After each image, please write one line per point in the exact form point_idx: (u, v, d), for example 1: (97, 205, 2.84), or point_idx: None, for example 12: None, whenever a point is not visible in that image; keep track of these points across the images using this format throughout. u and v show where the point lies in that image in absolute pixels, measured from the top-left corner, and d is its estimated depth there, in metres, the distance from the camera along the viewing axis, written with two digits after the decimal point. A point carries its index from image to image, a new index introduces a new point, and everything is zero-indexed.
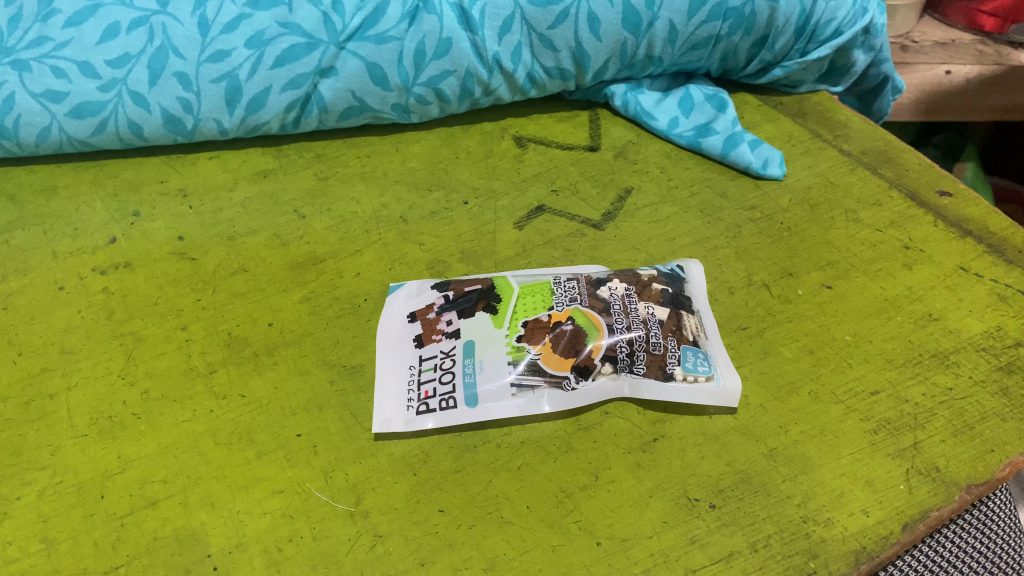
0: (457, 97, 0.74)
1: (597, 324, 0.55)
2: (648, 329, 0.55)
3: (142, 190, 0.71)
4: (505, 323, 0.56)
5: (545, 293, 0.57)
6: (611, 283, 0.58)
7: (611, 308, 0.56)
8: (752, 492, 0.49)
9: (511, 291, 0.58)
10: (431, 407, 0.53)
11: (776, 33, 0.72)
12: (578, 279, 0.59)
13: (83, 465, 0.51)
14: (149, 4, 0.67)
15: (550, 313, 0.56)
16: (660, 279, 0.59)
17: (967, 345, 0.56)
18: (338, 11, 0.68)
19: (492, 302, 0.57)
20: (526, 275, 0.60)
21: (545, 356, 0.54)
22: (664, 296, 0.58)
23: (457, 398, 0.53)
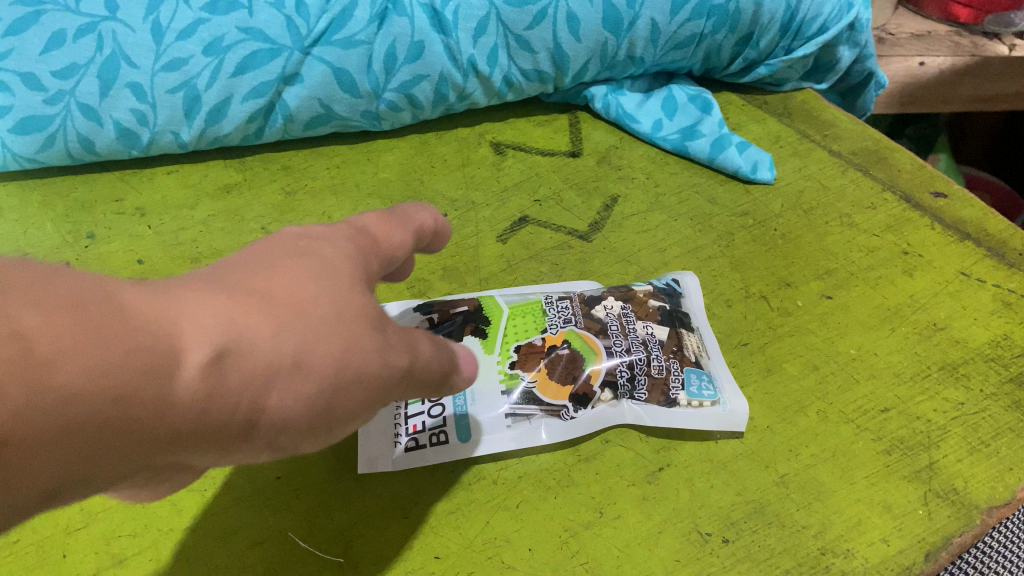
0: (430, 103, 0.70)
1: (596, 347, 0.52)
2: (649, 351, 0.52)
3: (96, 210, 0.66)
4: (496, 348, 0.52)
5: (536, 315, 0.54)
6: (606, 301, 0.55)
7: (608, 330, 0.53)
8: (766, 523, 0.46)
9: (502, 312, 0.54)
10: (420, 444, 0.49)
11: (760, 30, 0.70)
12: (570, 297, 0.55)
13: (41, 520, 0.47)
14: (97, 9, 0.62)
15: (543, 337, 0.52)
16: (657, 296, 0.56)
17: (976, 355, 0.54)
18: (302, 14, 0.64)
19: (480, 326, 0.53)
20: (514, 294, 0.57)
21: (542, 383, 0.50)
22: (664, 315, 0.55)
23: (449, 432, 0.49)
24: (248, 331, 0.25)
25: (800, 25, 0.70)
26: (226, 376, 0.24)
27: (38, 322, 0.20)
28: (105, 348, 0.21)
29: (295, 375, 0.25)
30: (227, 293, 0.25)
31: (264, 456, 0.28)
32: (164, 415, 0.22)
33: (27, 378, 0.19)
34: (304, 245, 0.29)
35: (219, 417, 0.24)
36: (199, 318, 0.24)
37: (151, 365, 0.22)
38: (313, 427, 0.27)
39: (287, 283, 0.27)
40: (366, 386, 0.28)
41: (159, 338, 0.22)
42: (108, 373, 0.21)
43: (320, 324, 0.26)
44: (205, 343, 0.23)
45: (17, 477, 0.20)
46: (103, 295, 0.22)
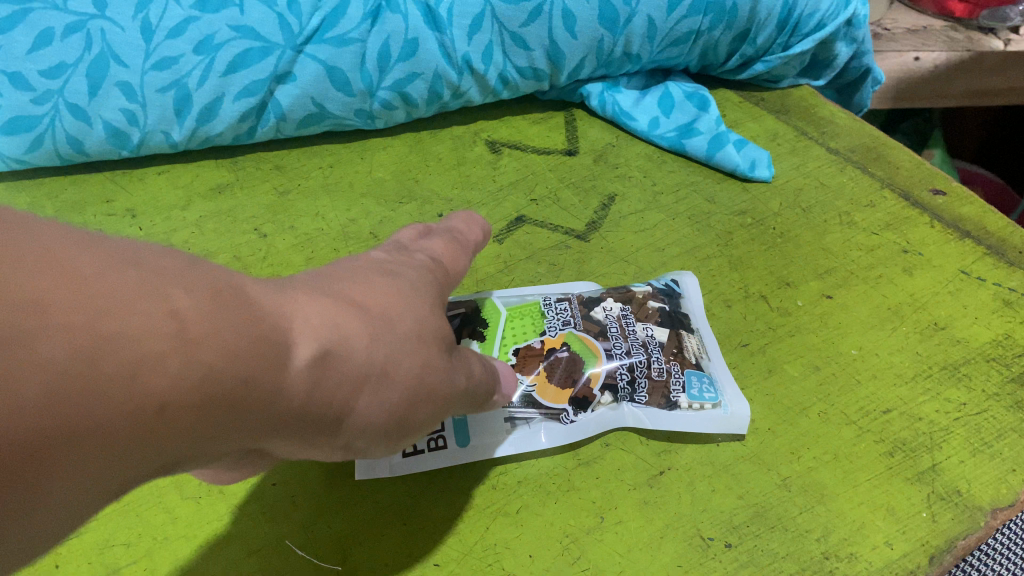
0: (425, 101, 0.69)
1: (596, 350, 0.51)
2: (649, 354, 0.51)
3: (85, 211, 0.65)
4: (494, 351, 0.51)
5: (534, 318, 0.53)
6: (605, 302, 0.54)
7: (608, 332, 0.52)
8: (768, 527, 0.46)
9: (500, 315, 0.53)
10: (419, 448, 0.48)
11: (757, 27, 0.69)
12: (568, 298, 0.54)
13: None
14: (85, 7, 0.61)
15: (541, 339, 0.51)
16: (657, 297, 0.55)
17: (977, 355, 0.54)
18: (294, 12, 0.63)
19: (478, 328, 0.52)
20: (512, 297, 0.55)
21: (542, 387, 0.49)
22: (664, 317, 0.54)
23: (447, 437, 0.48)
24: (349, 334, 0.29)
25: (797, 21, 0.70)
26: (327, 370, 0.29)
27: (188, 305, 0.24)
28: (238, 334, 0.25)
29: (381, 379, 0.31)
30: (332, 301, 0.30)
31: (337, 447, 0.33)
32: (278, 398, 0.27)
33: (180, 356, 0.23)
34: (389, 269, 0.35)
35: (319, 404, 0.29)
36: (312, 322, 0.29)
37: (271, 353, 0.26)
38: (384, 426, 0.32)
39: (377, 300, 0.32)
40: (431, 398, 0.34)
41: (279, 331, 0.27)
42: (240, 358, 0.25)
43: (404, 337, 0.32)
44: (315, 343, 0.28)
45: (162, 443, 0.24)
46: (236, 290, 0.27)
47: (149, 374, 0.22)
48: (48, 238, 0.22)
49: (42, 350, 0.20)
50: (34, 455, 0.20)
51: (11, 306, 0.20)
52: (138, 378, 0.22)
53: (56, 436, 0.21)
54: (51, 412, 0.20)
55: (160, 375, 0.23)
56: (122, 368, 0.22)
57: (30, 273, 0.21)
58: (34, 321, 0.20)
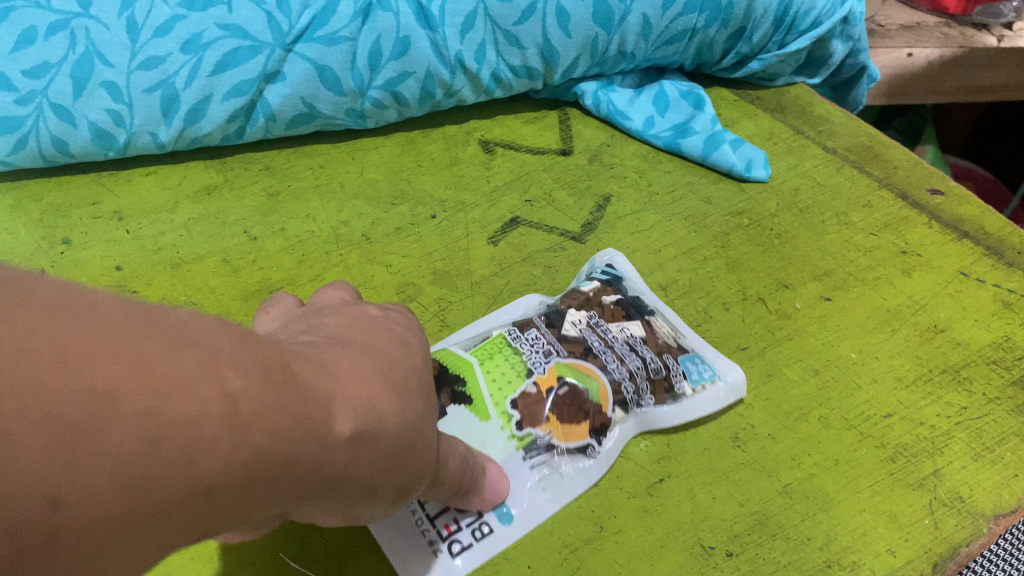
0: (417, 101, 0.68)
1: (589, 370, 0.50)
2: (638, 351, 0.51)
3: (71, 214, 0.63)
4: (490, 412, 0.48)
5: (510, 356, 0.51)
6: (572, 316, 0.53)
7: (592, 345, 0.51)
8: (770, 535, 0.45)
9: (471, 364, 0.50)
10: (465, 544, 0.45)
11: (753, 25, 0.69)
12: (532, 324, 0.53)
13: None
14: (69, 6, 0.60)
15: (534, 381, 0.49)
16: (611, 289, 0.55)
17: (978, 358, 0.53)
18: (282, 10, 0.62)
19: (458, 387, 0.49)
20: (472, 340, 0.53)
21: (557, 432, 0.48)
22: (626, 308, 0.54)
23: (489, 520, 0.45)
24: (380, 410, 0.30)
25: (794, 19, 0.69)
26: (363, 448, 0.29)
27: (241, 386, 0.24)
28: (287, 414, 0.25)
29: (400, 457, 0.31)
30: (364, 374, 0.30)
31: (343, 513, 0.33)
32: (319, 475, 0.27)
33: (231, 437, 0.23)
34: (381, 328, 0.34)
35: (352, 480, 0.29)
36: (350, 400, 0.28)
37: (316, 434, 0.26)
38: (392, 498, 0.33)
39: (397, 372, 0.32)
40: (430, 472, 0.35)
41: (323, 412, 0.27)
42: (287, 439, 0.25)
43: (418, 413, 0.32)
44: (353, 424, 0.28)
45: (203, 522, 0.23)
46: (283, 367, 0.26)
47: (204, 458, 0.22)
48: (111, 317, 0.22)
49: (108, 440, 0.20)
50: (90, 545, 0.20)
51: (81, 395, 0.20)
52: (194, 463, 0.22)
53: (112, 527, 0.21)
54: (110, 502, 0.20)
55: (213, 457, 0.22)
56: (181, 453, 0.22)
57: (96, 356, 0.20)
58: (103, 409, 0.20)
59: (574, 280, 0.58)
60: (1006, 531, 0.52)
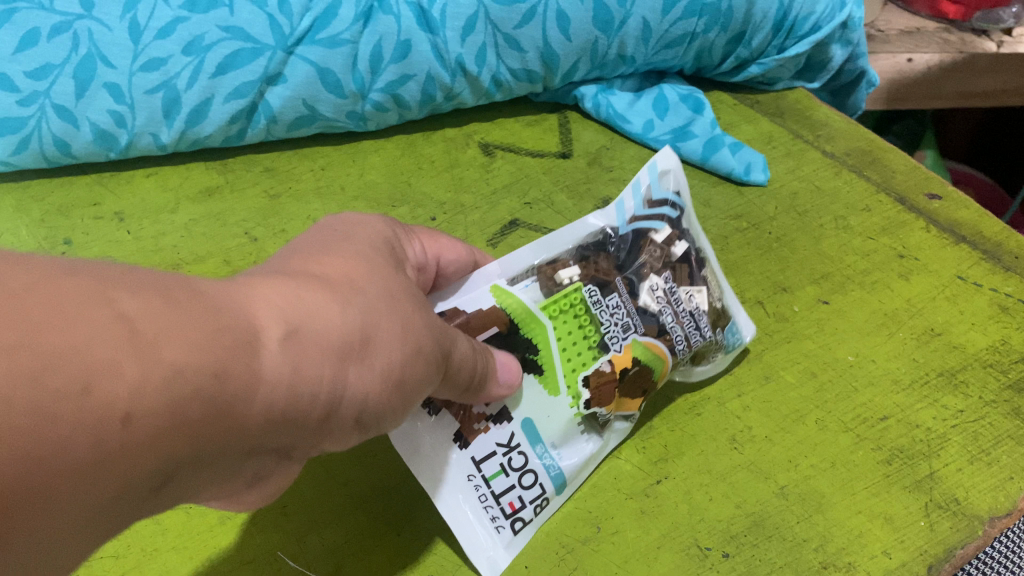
0: (417, 103, 0.68)
1: (664, 354, 0.48)
2: (701, 326, 0.49)
3: (73, 214, 0.64)
4: (560, 388, 0.46)
5: (586, 324, 0.47)
6: (651, 281, 0.49)
7: (664, 318, 0.48)
8: (766, 536, 0.45)
9: (546, 328, 0.47)
10: (527, 520, 0.45)
11: (753, 29, 0.69)
12: (613, 286, 0.48)
13: None
14: (71, 7, 0.60)
15: (608, 359, 0.47)
16: (678, 239, 0.51)
17: (974, 361, 0.53)
18: (285, 12, 0.62)
19: (529, 355, 0.46)
20: (534, 283, 0.48)
21: (616, 410, 0.47)
22: (690, 268, 0.51)
23: (549, 493, 0.46)
24: (315, 304, 0.29)
25: (793, 24, 0.70)
26: (306, 343, 0.28)
27: (137, 306, 0.23)
28: (202, 331, 0.25)
29: (364, 346, 0.31)
30: (291, 277, 0.30)
31: (350, 427, 0.33)
32: (258, 385, 0.27)
33: (135, 358, 0.22)
34: (334, 238, 0.36)
35: (309, 385, 0.28)
36: (270, 298, 0.28)
37: (242, 343, 0.26)
38: (385, 391, 0.33)
39: (339, 268, 0.32)
40: (422, 357, 0.34)
41: (244, 318, 0.27)
42: (208, 351, 0.25)
43: (375, 299, 0.32)
44: (279, 323, 0.28)
45: (134, 455, 0.23)
46: (187, 287, 0.26)
47: (108, 381, 0.22)
48: (26, 263, 0.22)
49: None
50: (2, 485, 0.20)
51: None
52: (93, 389, 0.21)
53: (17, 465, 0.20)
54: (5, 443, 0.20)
55: (120, 381, 0.22)
56: (75, 380, 0.21)
57: None
58: None
59: (638, 200, 0.51)
60: (1002, 533, 0.52)
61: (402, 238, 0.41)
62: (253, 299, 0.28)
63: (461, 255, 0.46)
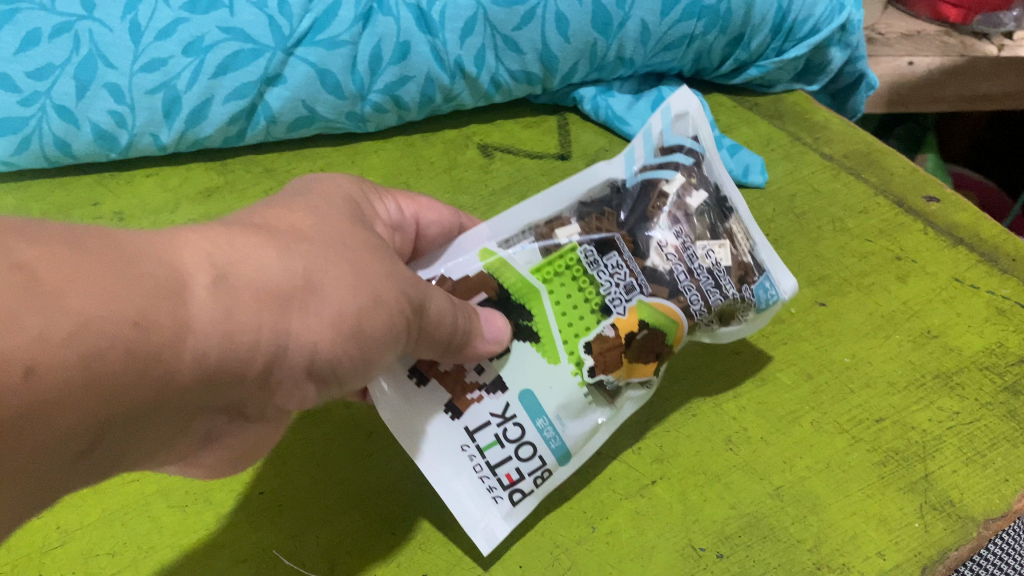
0: (417, 105, 0.69)
1: (674, 315, 0.44)
2: (722, 284, 0.45)
3: (73, 214, 0.64)
4: (561, 355, 0.44)
5: (585, 286, 0.44)
6: (659, 236, 0.45)
7: (677, 277, 0.45)
8: (760, 537, 0.46)
9: (540, 292, 0.45)
10: (526, 491, 0.44)
11: (751, 32, 0.70)
12: (614, 244, 0.45)
13: (17, 539, 0.45)
14: (73, 8, 0.61)
15: (611, 323, 0.44)
16: (696, 187, 0.46)
17: (970, 363, 0.54)
18: (285, 13, 0.62)
19: (523, 321, 0.44)
20: (532, 245, 0.46)
21: (626, 375, 0.45)
22: (709, 218, 0.46)
23: (550, 465, 0.44)
24: (248, 252, 0.31)
25: (791, 26, 0.70)
26: (236, 288, 0.29)
27: (39, 256, 0.24)
28: (123, 284, 0.26)
29: (308, 293, 0.32)
30: (235, 229, 0.32)
31: (305, 373, 0.34)
32: (188, 331, 0.28)
33: (37, 309, 0.24)
34: (291, 197, 0.37)
35: (245, 331, 0.30)
36: (202, 246, 0.30)
37: (166, 291, 0.27)
38: (339, 340, 0.34)
39: (287, 223, 0.34)
40: (382, 307, 0.35)
41: (168, 266, 0.28)
42: (124, 299, 0.26)
43: (320, 248, 0.33)
44: (208, 269, 0.29)
45: (48, 404, 0.24)
46: (104, 236, 0.27)
47: (11, 332, 0.23)
48: None
49: None
50: None
51: None
52: None
53: None
54: None
55: (19, 332, 0.23)
56: None
57: None
58: None
59: (649, 148, 0.48)
60: (997, 535, 0.52)
61: (371, 199, 0.44)
62: (178, 245, 0.29)
63: (444, 217, 0.48)
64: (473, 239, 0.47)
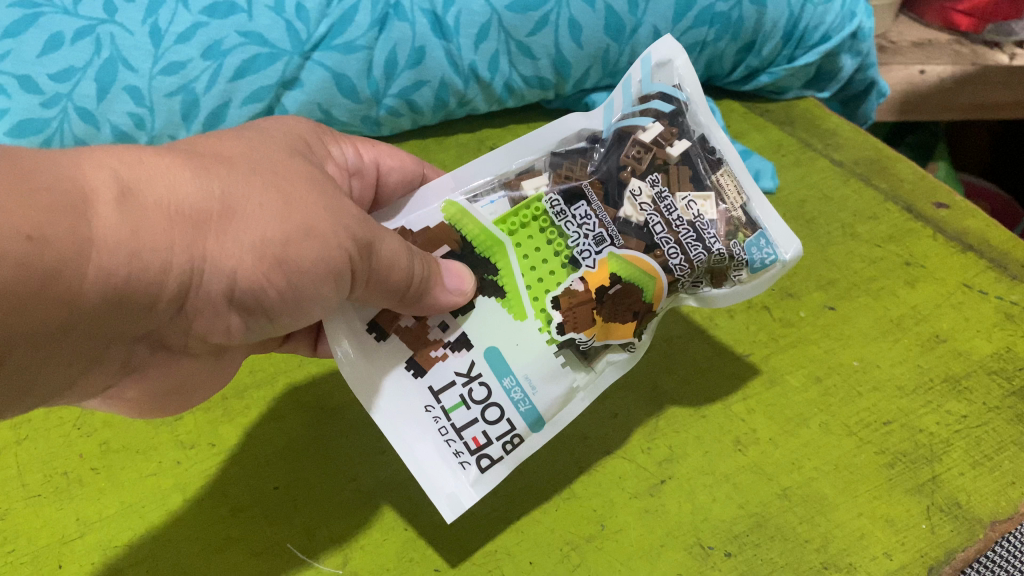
0: (431, 109, 0.70)
1: (649, 269, 0.42)
2: (705, 237, 0.42)
3: None
4: (528, 311, 0.42)
5: (553, 238, 0.43)
6: (633, 186, 0.42)
7: (653, 230, 0.42)
8: (768, 537, 0.46)
9: (506, 245, 0.43)
10: (494, 457, 0.43)
11: (763, 39, 0.70)
12: (582, 194, 0.43)
13: (38, 530, 0.46)
14: (95, 12, 0.62)
15: (581, 277, 0.42)
16: (677, 136, 0.43)
17: (978, 368, 0.54)
18: (302, 18, 0.63)
19: (489, 276, 0.43)
20: (500, 197, 0.44)
21: (602, 335, 0.43)
22: (690, 169, 0.43)
23: (519, 431, 0.43)
24: (158, 172, 0.32)
25: (803, 33, 0.71)
26: (143, 205, 0.31)
27: None
28: (29, 209, 0.27)
29: (224, 216, 0.33)
30: (156, 152, 0.33)
31: (225, 296, 0.35)
32: (92, 247, 0.29)
33: None
34: (234, 134, 0.39)
35: (149, 247, 0.31)
36: (112, 162, 0.31)
37: (69, 205, 0.28)
38: (264, 268, 0.34)
39: (216, 153, 0.35)
40: (317, 239, 0.35)
41: (72, 180, 0.29)
42: (21, 216, 0.27)
43: (243, 177, 0.34)
44: (112, 184, 0.30)
45: None
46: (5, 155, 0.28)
47: None
48: None
49: None
50: None
51: None
52: None
53: None
54: None
55: None
56: None
57: None
58: None
59: (628, 99, 0.45)
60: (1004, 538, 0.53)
61: (326, 141, 0.46)
62: (84, 159, 0.30)
63: (405, 165, 0.50)
64: (436, 190, 0.45)
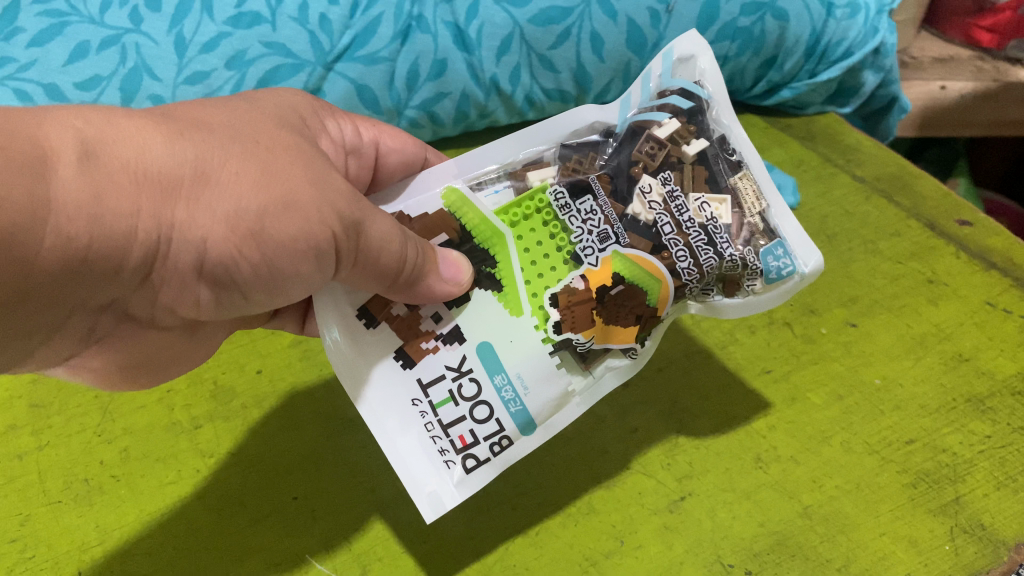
0: (452, 121, 0.70)
1: (654, 270, 0.42)
2: (717, 242, 0.42)
3: None
4: (524, 308, 0.41)
5: (555, 233, 0.42)
6: (644, 181, 0.42)
7: (662, 230, 0.42)
8: (790, 556, 0.46)
9: (506, 236, 0.42)
10: (480, 458, 0.42)
11: (785, 54, 0.71)
12: (589, 188, 0.43)
13: (58, 537, 0.46)
14: (120, 21, 0.62)
15: (581, 275, 0.42)
16: (695, 134, 0.43)
17: (1002, 388, 0.53)
18: (326, 29, 0.63)
19: (486, 268, 0.42)
20: (505, 188, 0.44)
21: (601, 338, 0.43)
22: (707, 169, 0.43)
23: (508, 432, 0.42)
24: (126, 134, 0.32)
25: (825, 48, 0.71)
26: (105, 167, 0.31)
27: None
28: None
29: (196, 183, 0.33)
30: (132, 115, 0.33)
31: (196, 267, 0.35)
32: (49, 208, 0.29)
33: None
34: (225, 103, 0.39)
35: (110, 209, 0.31)
36: (79, 123, 0.31)
37: (32, 169, 0.28)
38: (237, 240, 0.34)
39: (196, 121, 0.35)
40: (297, 212, 0.35)
41: (34, 139, 0.29)
42: None
43: (221, 146, 0.34)
44: (74, 144, 0.30)
45: None
46: None
47: None
48: None
49: None
50: None
51: None
52: None
53: None
54: None
55: None
56: None
57: None
58: None
59: (646, 94, 0.45)
60: None
61: (323, 116, 0.46)
62: (49, 118, 0.30)
63: (405, 147, 0.50)
64: (439, 174, 0.45)
